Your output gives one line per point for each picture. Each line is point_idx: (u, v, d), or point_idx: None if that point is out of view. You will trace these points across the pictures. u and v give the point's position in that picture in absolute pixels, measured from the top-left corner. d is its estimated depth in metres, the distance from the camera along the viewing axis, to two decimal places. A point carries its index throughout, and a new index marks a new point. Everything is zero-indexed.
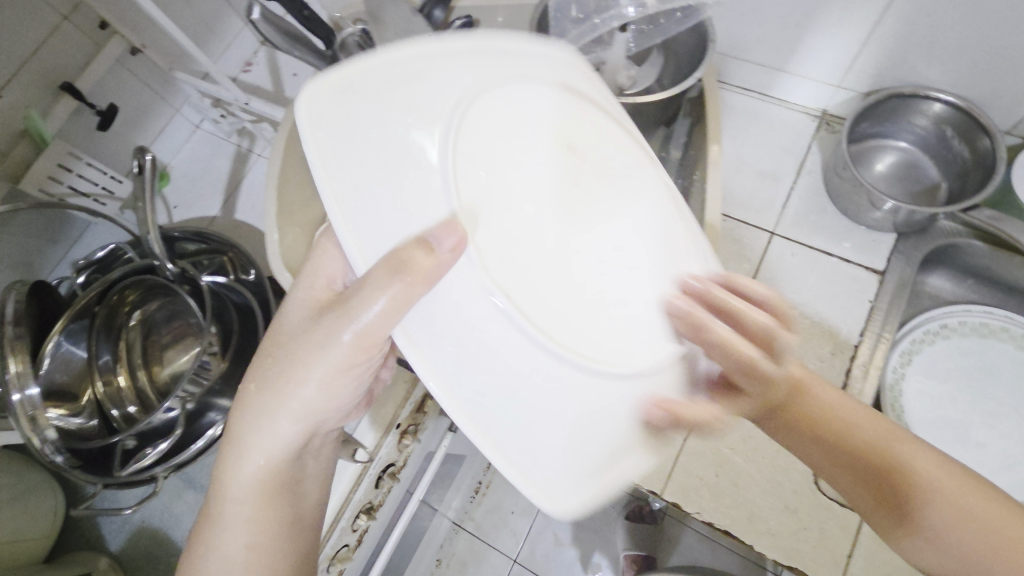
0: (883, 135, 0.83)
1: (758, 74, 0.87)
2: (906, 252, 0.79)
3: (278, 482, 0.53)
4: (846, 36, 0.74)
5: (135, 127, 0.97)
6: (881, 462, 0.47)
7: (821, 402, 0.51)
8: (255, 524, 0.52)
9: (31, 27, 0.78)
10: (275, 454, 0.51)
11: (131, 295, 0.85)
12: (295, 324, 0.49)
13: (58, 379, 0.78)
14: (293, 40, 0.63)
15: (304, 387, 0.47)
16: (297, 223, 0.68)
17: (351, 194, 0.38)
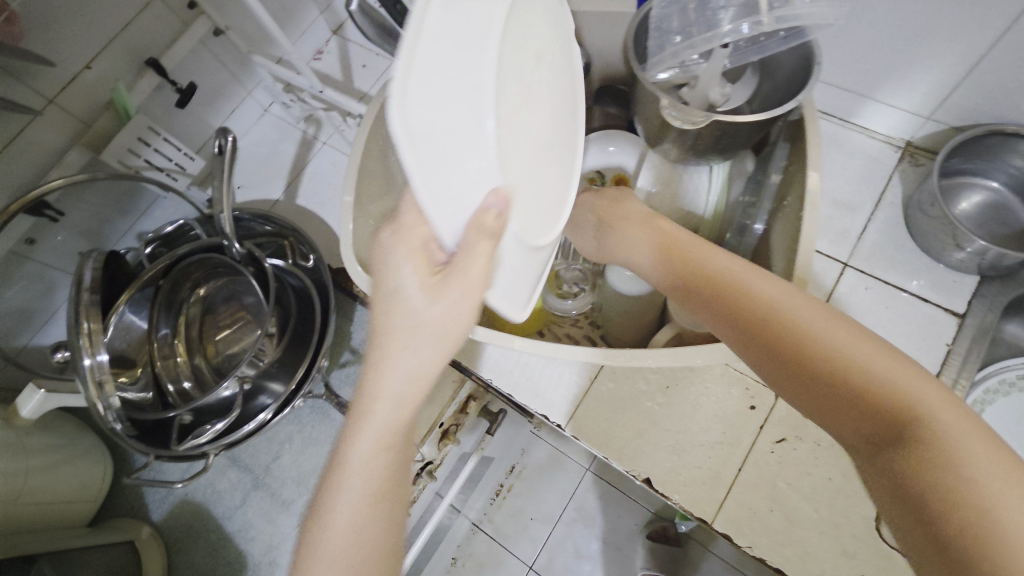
0: (973, 173, 0.79)
1: (842, 99, 0.85)
2: (988, 298, 0.76)
3: (382, 503, 0.42)
4: (947, 67, 0.71)
5: (209, 107, 0.98)
6: (894, 427, 0.34)
7: (837, 350, 0.38)
8: (366, 557, 0.41)
9: (126, 5, 0.80)
10: (381, 425, 0.41)
11: (194, 272, 0.86)
12: (388, 289, 0.40)
13: (120, 348, 0.81)
14: (385, 34, 0.64)
15: (400, 327, 0.39)
16: (369, 216, 0.69)
17: (438, 150, 0.30)
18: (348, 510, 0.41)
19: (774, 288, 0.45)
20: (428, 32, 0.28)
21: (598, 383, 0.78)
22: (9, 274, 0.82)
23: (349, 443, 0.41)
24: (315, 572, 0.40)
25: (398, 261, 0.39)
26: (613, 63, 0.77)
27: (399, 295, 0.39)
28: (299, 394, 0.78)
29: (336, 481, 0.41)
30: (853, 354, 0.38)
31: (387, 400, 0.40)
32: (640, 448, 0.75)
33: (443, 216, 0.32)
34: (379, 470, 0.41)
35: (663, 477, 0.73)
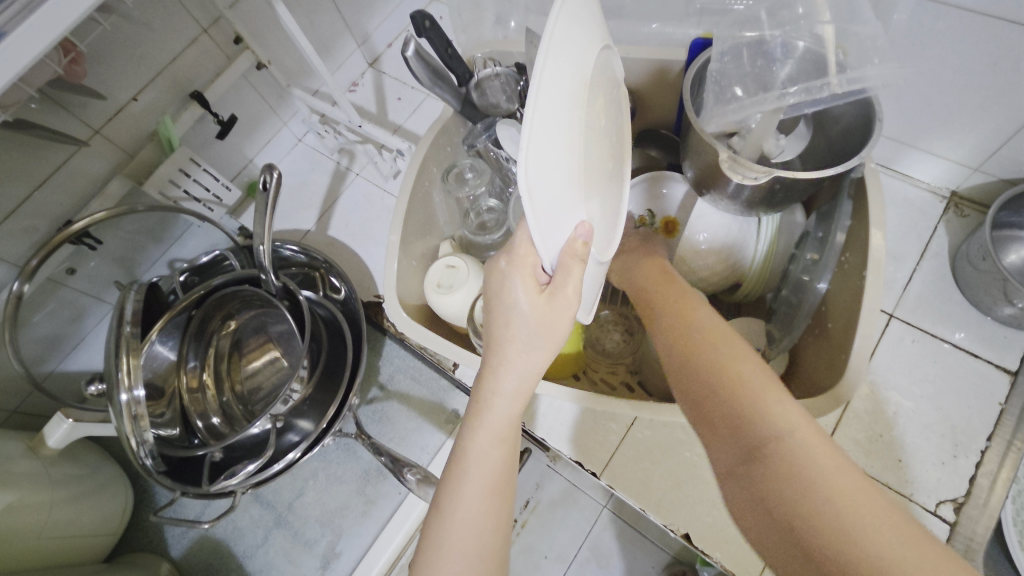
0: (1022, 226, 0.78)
1: (884, 146, 0.84)
2: None
3: (497, 487, 0.48)
4: (997, 122, 0.71)
5: (246, 136, 0.99)
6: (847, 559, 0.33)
7: (805, 460, 0.37)
8: (483, 533, 0.47)
9: (174, 39, 0.80)
10: (501, 419, 0.48)
11: (228, 303, 0.85)
12: (502, 307, 0.47)
13: (149, 380, 0.80)
14: (436, 78, 0.64)
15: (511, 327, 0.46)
16: (411, 256, 0.69)
17: (550, 194, 0.36)
18: (471, 492, 0.47)
19: (754, 369, 0.43)
20: (543, 90, 0.33)
21: (636, 430, 0.76)
22: (43, 300, 0.82)
23: (468, 433, 0.48)
24: (440, 543, 0.47)
25: (510, 282, 0.45)
26: (657, 108, 0.77)
27: (509, 310, 0.46)
28: (330, 433, 0.77)
29: (456, 466, 0.49)
30: (821, 465, 0.37)
31: (502, 395, 0.48)
32: (679, 501, 0.72)
33: (550, 250, 0.40)
34: (492, 456, 0.48)
35: (703, 533, 0.70)
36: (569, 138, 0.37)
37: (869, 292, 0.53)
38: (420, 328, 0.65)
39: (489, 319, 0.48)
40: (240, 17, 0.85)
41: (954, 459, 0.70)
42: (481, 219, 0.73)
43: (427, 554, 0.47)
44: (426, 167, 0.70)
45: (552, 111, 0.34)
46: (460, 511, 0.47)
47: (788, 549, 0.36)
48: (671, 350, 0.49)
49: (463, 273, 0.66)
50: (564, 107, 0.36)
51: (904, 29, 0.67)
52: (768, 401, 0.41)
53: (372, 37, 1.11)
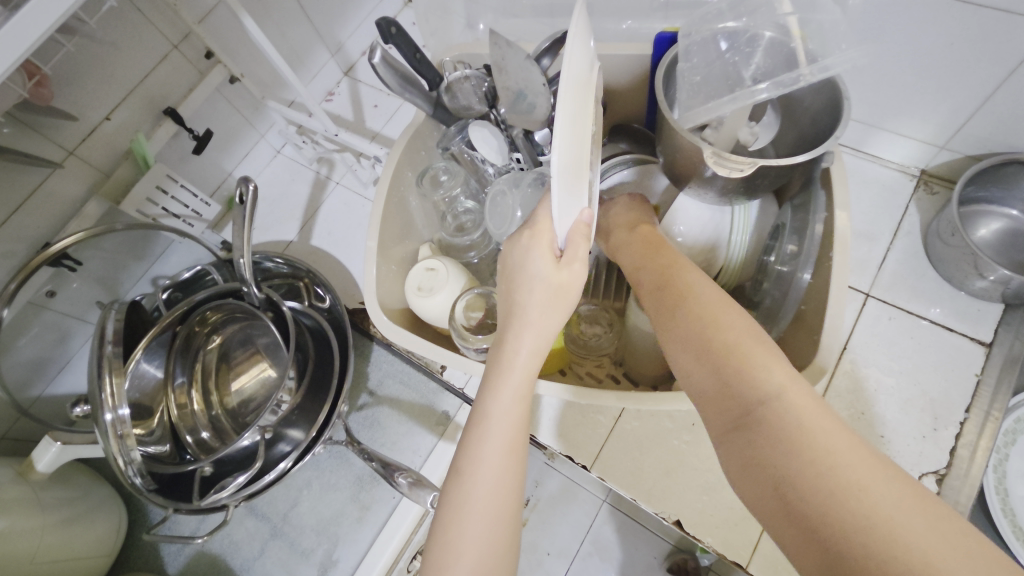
0: (990, 200, 0.80)
1: (853, 129, 0.85)
2: (1015, 324, 0.75)
3: (517, 447, 0.48)
4: (959, 100, 0.72)
5: (223, 150, 0.99)
6: (828, 513, 0.33)
7: (790, 418, 0.37)
8: (503, 494, 0.47)
9: (145, 56, 0.80)
10: (522, 379, 0.49)
11: (212, 317, 0.85)
12: (519, 276, 0.51)
13: (135, 399, 0.80)
14: (406, 84, 0.65)
15: (528, 290, 0.50)
16: (391, 261, 0.69)
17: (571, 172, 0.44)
18: (493, 450, 0.47)
19: (744, 330, 0.42)
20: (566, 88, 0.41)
21: (623, 421, 0.77)
22: (26, 323, 0.81)
23: (490, 393, 0.49)
24: (464, 504, 0.46)
25: (530, 254, 0.50)
26: (628, 103, 0.78)
27: (527, 278, 0.50)
28: (320, 441, 0.77)
29: (477, 428, 0.48)
30: (811, 423, 0.36)
31: (520, 356, 0.50)
32: (671, 488, 0.73)
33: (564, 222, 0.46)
34: (514, 413, 0.48)
35: (694, 519, 0.71)
36: (584, 134, 0.46)
37: (837, 273, 0.55)
38: (403, 332, 0.65)
39: (506, 290, 0.52)
40: (210, 32, 0.85)
41: (933, 432, 0.71)
42: (459, 220, 0.73)
43: (443, 529, 0.47)
44: (402, 171, 0.71)
45: (575, 107, 0.43)
46: (477, 477, 0.47)
47: (772, 501, 0.35)
48: (659, 314, 0.47)
49: (443, 275, 0.67)
50: (583, 107, 0.45)
51: (863, 14, 0.69)
52: (761, 363, 0.40)
53: (345, 45, 1.11)
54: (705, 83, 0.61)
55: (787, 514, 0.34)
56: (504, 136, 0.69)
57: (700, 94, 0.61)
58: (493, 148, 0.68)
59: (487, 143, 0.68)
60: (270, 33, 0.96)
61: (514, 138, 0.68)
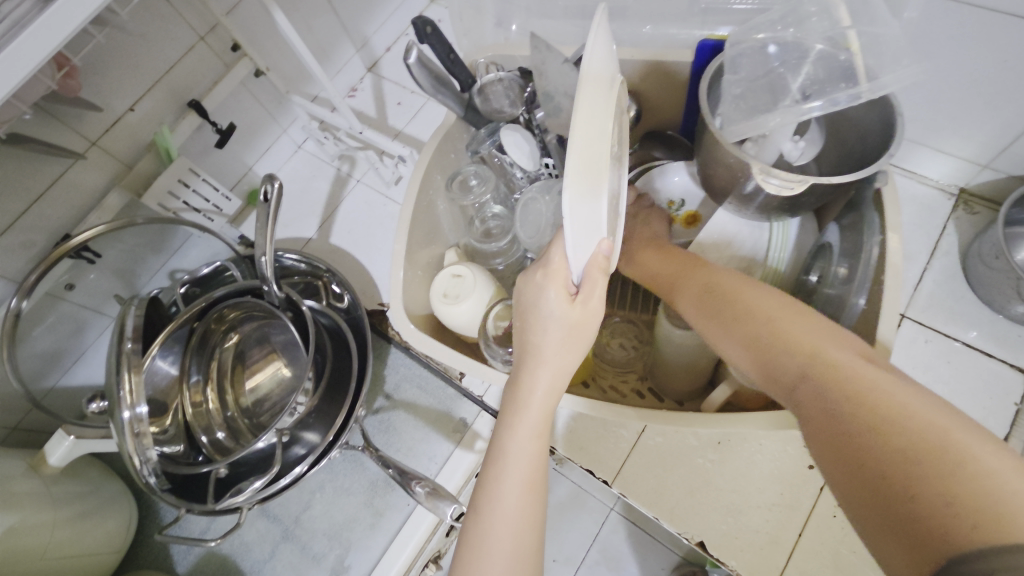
0: None
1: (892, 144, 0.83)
2: None
3: (532, 488, 0.47)
4: (1008, 118, 0.70)
5: (244, 144, 0.98)
6: (872, 447, 0.31)
7: (838, 375, 0.36)
8: (523, 537, 0.46)
9: (172, 47, 0.79)
10: (539, 417, 0.48)
11: (229, 314, 0.84)
12: (534, 314, 0.48)
13: (150, 395, 0.79)
14: (440, 85, 0.64)
15: (541, 325, 0.48)
16: (417, 266, 0.68)
17: (584, 217, 0.41)
18: (511, 482, 0.46)
19: (793, 315, 0.43)
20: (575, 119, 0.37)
21: (647, 437, 0.75)
22: (41, 315, 0.80)
23: (507, 429, 0.48)
24: (480, 545, 0.46)
25: (543, 293, 0.47)
26: (662, 110, 0.75)
27: (541, 318, 0.47)
28: (336, 446, 0.76)
29: (497, 459, 0.48)
30: (862, 376, 0.35)
31: (538, 392, 0.48)
32: (694, 508, 0.71)
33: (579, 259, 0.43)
34: (531, 450, 0.48)
35: (718, 540, 0.69)
36: (600, 161, 0.41)
37: (885, 297, 0.52)
38: (428, 340, 0.64)
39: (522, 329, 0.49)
40: (237, 24, 0.84)
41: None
42: (487, 225, 0.72)
43: (466, 562, 0.46)
44: (431, 174, 0.69)
45: (587, 135, 0.39)
46: (495, 515, 0.46)
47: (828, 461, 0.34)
48: (705, 310, 0.48)
49: (470, 282, 0.65)
50: (597, 139, 0.41)
51: (915, 27, 0.66)
52: (811, 339, 0.40)
53: (369, 41, 1.10)
54: (752, 93, 0.59)
55: (836, 461, 0.33)
56: (537, 141, 0.68)
57: (748, 105, 0.58)
58: (524, 153, 0.66)
59: (519, 147, 0.66)
60: (295, 26, 0.94)
61: (547, 144, 0.68)
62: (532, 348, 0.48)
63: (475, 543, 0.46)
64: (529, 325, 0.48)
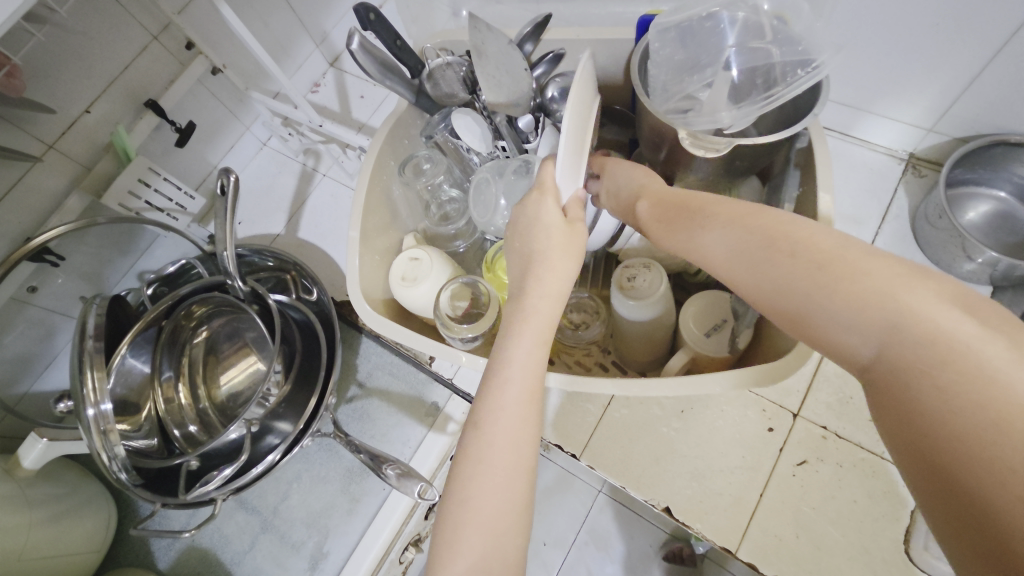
0: (978, 182, 0.80)
1: (841, 113, 0.85)
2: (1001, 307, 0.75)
3: (525, 399, 0.47)
4: (945, 81, 0.72)
5: (208, 142, 0.98)
6: (984, 453, 0.29)
7: (938, 361, 0.32)
8: (522, 453, 0.46)
9: (124, 47, 0.79)
10: (543, 323, 0.50)
11: (197, 310, 0.85)
12: (528, 225, 0.54)
13: (120, 393, 0.79)
14: (386, 70, 0.64)
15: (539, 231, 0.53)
16: (375, 251, 0.69)
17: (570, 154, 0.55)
18: (518, 398, 0.47)
19: (861, 263, 0.37)
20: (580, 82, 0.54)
21: (613, 409, 0.77)
22: (10, 320, 0.80)
23: (511, 338, 0.49)
24: (479, 451, 0.45)
25: (541, 207, 0.54)
26: (611, 87, 0.77)
27: (539, 227, 0.53)
28: (307, 434, 0.76)
29: (506, 365, 0.48)
30: (963, 355, 0.31)
31: (543, 296, 0.51)
32: (660, 475, 0.73)
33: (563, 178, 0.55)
34: (534, 356, 0.49)
35: (683, 505, 0.71)
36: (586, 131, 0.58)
37: None
38: (386, 321, 0.65)
39: (518, 243, 0.55)
40: (190, 22, 0.84)
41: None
42: (443, 210, 0.73)
43: (463, 468, 0.46)
44: (384, 160, 0.71)
45: (584, 105, 0.56)
46: (501, 412, 0.46)
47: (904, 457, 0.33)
48: (744, 264, 0.43)
49: (427, 264, 0.66)
50: (586, 114, 0.58)
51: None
52: (894, 291, 0.35)
53: (330, 35, 1.10)
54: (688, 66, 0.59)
55: (927, 456, 0.32)
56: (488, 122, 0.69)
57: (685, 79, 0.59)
58: (477, 136, 0.67)
59: (471, 131, 0.67)
60: (251, 23, 0.95)
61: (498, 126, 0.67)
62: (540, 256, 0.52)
63: (475, 452, 0.45)
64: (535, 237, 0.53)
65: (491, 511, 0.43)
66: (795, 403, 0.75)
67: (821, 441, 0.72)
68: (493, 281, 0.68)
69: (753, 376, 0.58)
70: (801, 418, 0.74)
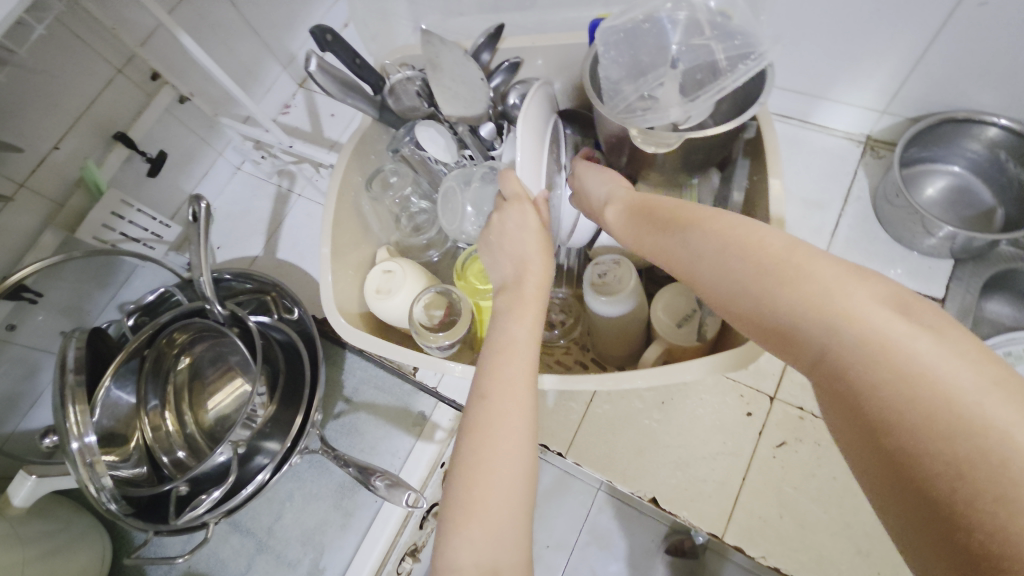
0: (934, 159, 0.82)
1: (798, 101, 0.87)
2: (963, 279, 0.77)
3: (517, 391, 0.49)
4: (892, 64, 0.74)
5: (181, 170, 0.99)
6: (923, 447, 0.30)
7: (876, 358, 0.33)
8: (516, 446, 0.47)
9: (88, 82, 0.80)
10: (535, 307, 0.55)
11: (179, 337, 0.85)
12: (510, 230, 0.59)
13: (106, 424, 0.79)
14: (346, 88, 0.66)
15: (523, 232, 0.59)
16: (349, 266, 0.70)
17: (530, 154, 0.62)
18: (517, 391, 0.49)
19: (805, 262, 0.38)
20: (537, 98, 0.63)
21: (596, 405, 0.78)
22: None
23: (512, 322, 0.54)
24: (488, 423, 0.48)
25: (521, 211, 0.59)
26: (571, 91, 0.78)
27: (518, 230, 0.59)
28: (295, 451, 0.77)
29: (504, 358, 0.51)
30: (905, 346, 0.32)
31: (533, 286, 0.56)
32: (645, 466, 0.74)
33: (525, 176, 0.61)
34: (532, 337, 0.53)
35: (669, 494, 0.72)
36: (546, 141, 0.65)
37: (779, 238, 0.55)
38: (363, 335, 0.65)
39: (498, 251, 0.60)
40: (154, 53, 0.85)
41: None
42: (414, 221, 0.74)
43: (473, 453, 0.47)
44: (352, 176, 0.72)
45: (541, 116, 0.65)
46: (505, 389, 0.49)
47: (855, 449, 0.33)
48: (704, 268, 0.43)
49: (400, 277, 0.68)
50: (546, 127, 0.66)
51: None
52: (835, 290, 0.36)
53: (296, 57, 1.11)
54: (639, 65, 0.60)
55: (872, 453, 0.32)
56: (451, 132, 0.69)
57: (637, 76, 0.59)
58: (441, 146, 0.68)
59: (435, 141, 0.68)
60: (216, 50, 0.96)
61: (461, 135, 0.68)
62: (526, 253, 0.58)
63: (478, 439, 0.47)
64: (518, 234, 0.59)
65: (511, 475, 0.46)
66: (771, 386, 0.77)
67: (798, 422, 0.74)
68: (467, 287, 0.69)
69: (724, 361, 0.59)
70: (778, 401, 0.76)
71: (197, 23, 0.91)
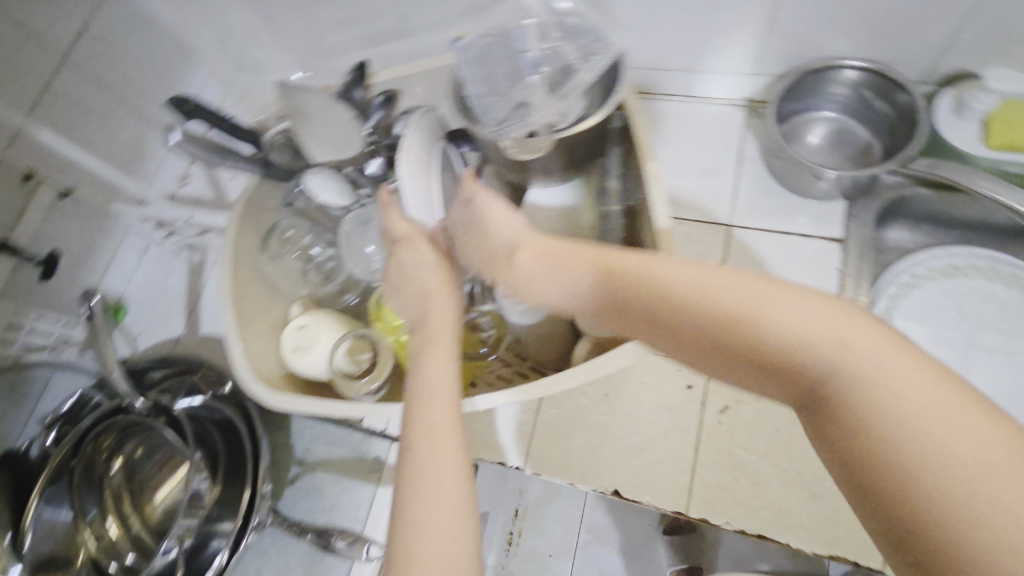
0: (808, 109, 0.86)
1: (674, 78, 0.90)
2: (858, 215, 0.81)
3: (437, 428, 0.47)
4: (746, 29, 0.78)
5: (83, 266, 0.94)
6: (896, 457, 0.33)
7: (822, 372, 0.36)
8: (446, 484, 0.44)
9: None
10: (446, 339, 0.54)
11: (106, 440, 0.81)
12: (408, 270, 0.60)
13: (43, 549, 0.74)
14: (221, 153, 0.64)
15: (420, 270, 0.59)
16: (260, 329, 0.68)
17: (420, 183, 0.62)
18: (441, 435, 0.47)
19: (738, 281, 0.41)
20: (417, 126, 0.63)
21: (543, 412, 0.78)
22: None
23: (422, 358, 0.52)
24: (416, 471, 0.45)
25: (412, 248, 0.60)
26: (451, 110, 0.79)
27: (412, 265, 0.60)
28: (249, 527, 0.74)
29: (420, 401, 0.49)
30: (854, 354, 0.35)
31: (438, 317, 0.56)
32: (601, 461, 0.74)
33: (418, 206, 0.62)
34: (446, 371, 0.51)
35: (629, 483, 0.72)
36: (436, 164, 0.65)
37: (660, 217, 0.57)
38: (287, 397, 0.63)
39: (401, 291, 0.60)
40: (25, 154, 0.82)
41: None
42: (322, 269, 0.74)
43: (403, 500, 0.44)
44: (245, 239, 0.70)
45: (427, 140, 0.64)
46: (426, 422, 0.47)
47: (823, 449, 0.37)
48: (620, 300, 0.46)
49: (315, 329, 0.66)
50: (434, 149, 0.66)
51: None
52: (762, 307, 0.39)
53: None
54: (501, 80, 0.62)
55: (831, 458, 0.37)
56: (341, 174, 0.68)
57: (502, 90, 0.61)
58: (332, 192, 0.67)
59: (325, 188, 0.66)
60: (93, 137, 0.91)
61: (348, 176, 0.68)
62: (430, 291, 0.58)
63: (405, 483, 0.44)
64: (415, 273, 0.59)
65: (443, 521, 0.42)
66: None
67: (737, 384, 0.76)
68: (385, 327, 0.68)
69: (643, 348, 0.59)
70: None
71: (68, 112, 0.87)
